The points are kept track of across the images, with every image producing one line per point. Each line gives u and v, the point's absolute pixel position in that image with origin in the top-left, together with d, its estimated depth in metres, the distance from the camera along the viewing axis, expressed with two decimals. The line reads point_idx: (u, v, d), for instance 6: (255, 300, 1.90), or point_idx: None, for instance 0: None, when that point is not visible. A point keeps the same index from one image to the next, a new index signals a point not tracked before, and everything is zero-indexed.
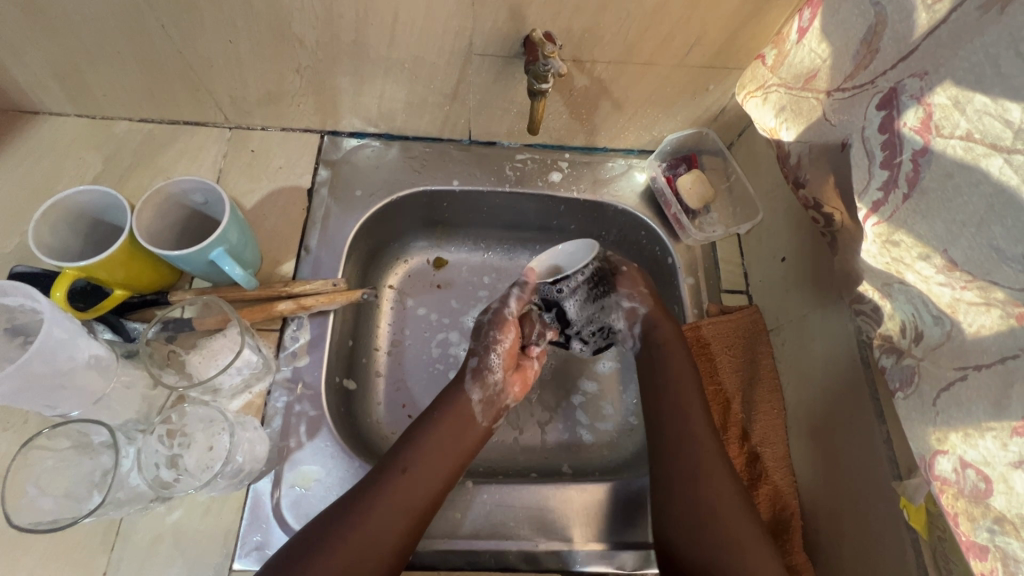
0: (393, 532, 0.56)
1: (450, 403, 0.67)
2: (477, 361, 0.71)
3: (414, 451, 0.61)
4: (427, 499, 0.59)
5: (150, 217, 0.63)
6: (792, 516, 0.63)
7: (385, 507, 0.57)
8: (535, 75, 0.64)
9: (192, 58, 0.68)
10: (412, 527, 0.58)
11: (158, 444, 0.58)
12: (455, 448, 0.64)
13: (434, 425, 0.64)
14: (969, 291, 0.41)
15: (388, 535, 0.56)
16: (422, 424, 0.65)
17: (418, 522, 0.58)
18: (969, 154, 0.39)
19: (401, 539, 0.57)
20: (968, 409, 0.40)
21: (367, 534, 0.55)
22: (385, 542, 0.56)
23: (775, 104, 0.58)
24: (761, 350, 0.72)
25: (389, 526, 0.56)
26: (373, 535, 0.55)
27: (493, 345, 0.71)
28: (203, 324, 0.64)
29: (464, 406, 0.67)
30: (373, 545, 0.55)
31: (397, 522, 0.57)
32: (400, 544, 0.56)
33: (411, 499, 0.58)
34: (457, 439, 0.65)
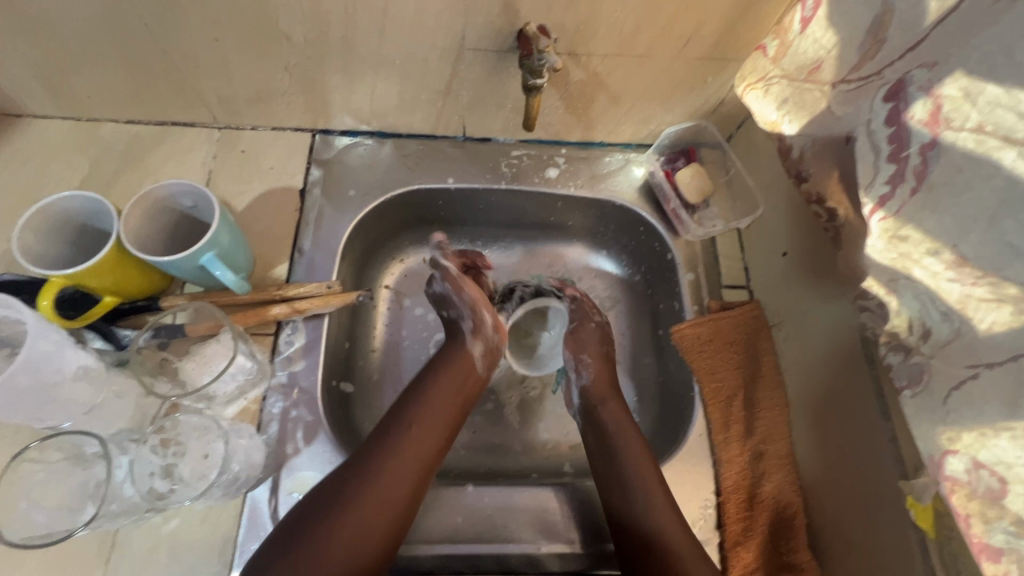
0: (404, 481, 0.58)
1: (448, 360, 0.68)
2: (471, 322, 0.71)
3: (418, 407, 0.63)
4: (432, 453, 0.61)
5: (138, 223, 0.61)
6: (795, 513, 0.63)
7: (395, 462, 0.58)
8: (531, 70, 0.61)
9: (176, 57, 0.66)
10: (422, 479, 0.59)
11: (151, 455, 0.56)
12: (454, 401, 0.66)
13: (432, 381, 0.66)
14: (980, 287, 0.40)
15: (400, 485, 0.58)
16: (421, 381, 0.66)
17: (426, 472, 0.60)
18: (980, 147, 0.38)
19: (414, 488, 0.59)
20: (980, 409, 0.39)
21: (379, 488, 0.57)
22: (398, 493, 0.57)
23: (777, 96, 0.56)
24: (763, 346, 0.71)
25: (399, 477, 0.58)
26: (385, 488, 0.57)
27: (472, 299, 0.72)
28: (195, 330, 0.63)
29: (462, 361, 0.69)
30: (385, 497, 0.57)
31: (407, 472, 0.59)
32: (411, 494, 0.58)
33: (420, 452, 0.60)
34: (457, 393, 0.66)
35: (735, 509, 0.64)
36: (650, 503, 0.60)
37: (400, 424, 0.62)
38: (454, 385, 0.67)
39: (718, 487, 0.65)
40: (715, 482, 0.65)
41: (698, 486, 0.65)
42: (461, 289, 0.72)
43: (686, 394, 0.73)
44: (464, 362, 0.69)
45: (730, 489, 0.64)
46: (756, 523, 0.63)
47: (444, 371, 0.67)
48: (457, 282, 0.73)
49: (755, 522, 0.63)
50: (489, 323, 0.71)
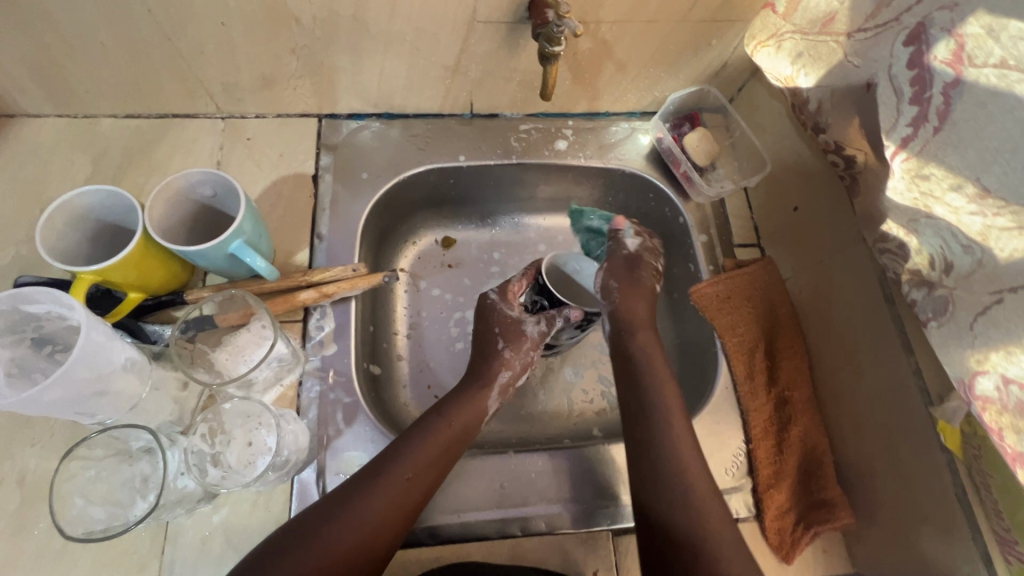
0: (373, 539, 0.55)
1: (460, 403, 0.66)
2: (508, 376, 0.70)
3: (421, 453, 0.60)
4: (411, 508, 0.58)
5: (162, 214, 0.61)
6: (823, 454, 0.66)
7: (376, 513, 0.56)
8: (548, 38, 0.62)
9: (182, 43, 0.65)
10: (397, 533, 0.57)
11: (201, 443, 0.57)
12: (454, 452, 0.63)
13: (435, 430, 0.63)
14: (1001, 217, 0.42)
15: (365, 545, 0.55)
16: (423, 427, 0.63)
17: (398, 531, 0.57)
18: (1003, 81, 0.40)
19: (377, 550, 0.55)
20: (1009, 329, 0.42)
21: (351, 536, 0.54)
22: (366, 544, 0.55)
23: (791, 51, 0.58)
24: (779, 299, 0.74)
25: (372, 529, 0.55)
26: (357, 539, 0.54)
27: (529, 364, 0.71)
28: (226, 320, 0.63)
29: (474, 410, 0.66)
30: (353, 549, 0.54)
31: (384, 523, 0.56)
32: (376, 550, 0.55)
33: (404, 506, 0.58)
34: (455, 444, 0.63)
35: (766, 455, 0.67)
36: (687, 481, 0.58)
37: (395, 470, 0.59)
38: (456, 432, 0.64)
39: (748, 436, 0.68)
40: (745, 431, 0.68)
41: (728, 437, 0.68)
42: (531, 349, 0.71)
43: (707, 351, 0.76)
44: (473, 406, 0.67)
45: (759, 436, 0.67)
46: (787, 467, 0.66)
47: (453, 421, 0.64)
48: (537, 341, 0.71)
49: (786, 466, 0.66)
50: (515, 388, 0.71)
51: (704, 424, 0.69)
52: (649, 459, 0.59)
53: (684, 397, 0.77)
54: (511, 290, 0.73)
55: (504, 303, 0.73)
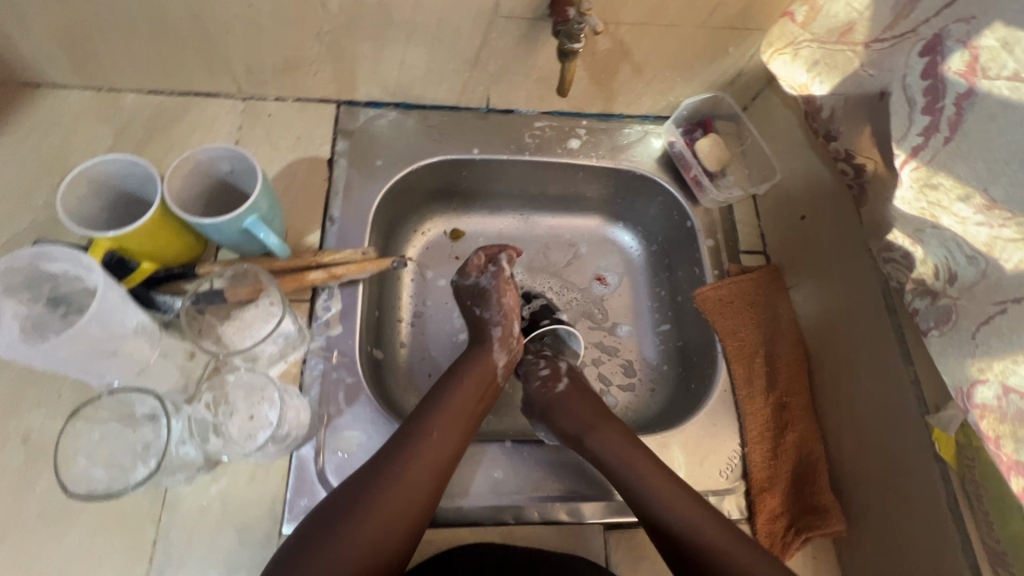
0: (419, 490, 0.58)
1: (470, 365, 0.70)
2: (500, 330, 0.74)
3: (442, 410, 0.64)
4: (449, 460, 0.62)
5: (180, 186, 0.62)
6: (817, 460, 0.67)
7: (415, 469, 0.59)
8: (568, 34, 0.62)
9: (210, 22, 0.66)
10: (438, 486, 0.60)
11: (204, 412, 0.59)
12: (469, 411, 0.66)
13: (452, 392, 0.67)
14: (1007, 229, 0.43)
15: (414, 499, 0.58)
16: (442, 391, 0.67)
17: (439, 483, 0.60)
18: (1015, 94, 0.41)
19: (425, 502, 0.59)
20: (1010, 339, 0.43)
21: (400, 492, 0.57)
22: (413, 499, 0.58)
23: (808, 59, 0.58)
24: (781, 305, 0.74)
25: (416, 484, 0.59)
26: (404, 494, 0.58)
27: (511, 310, 0.74)
28: (235, 295, 0.64)
29: (485, 371, 0.70)
30: (402, 505, 0.57)
31: (424, 478, 0.59)
32: (424, 506, 0.58)
33: (439, 458, 0.61)
34: (473, 404, 0.67)
35: (761, 458, 0.67)
36: (664, 498, 0.61)
37: (423, 428, 0.63)
38: (475, 396, 0.68)
39: (743, 439, 0.68)
40: (741, 434, 0.69)
41: (725, 440, 0.69)
42: (504, 291, 0.74)
43: (707, 354, 0.77)
44: (482, 367, 0.70)
45: (755, 439, 0.68)
46: (781, 470, 0.67)
47: (465, 383, 0.68)
48: (501, 286, 0.74)
49: (780, 470, 0.67)
50: (515, 335, 0.74)
51: (701, 425, 0.69)
52: (619, 477, 0.63)
53: (682, 396, 0.79)
54: (464, 265, 0.77)
55: (465, 278, 0.77)
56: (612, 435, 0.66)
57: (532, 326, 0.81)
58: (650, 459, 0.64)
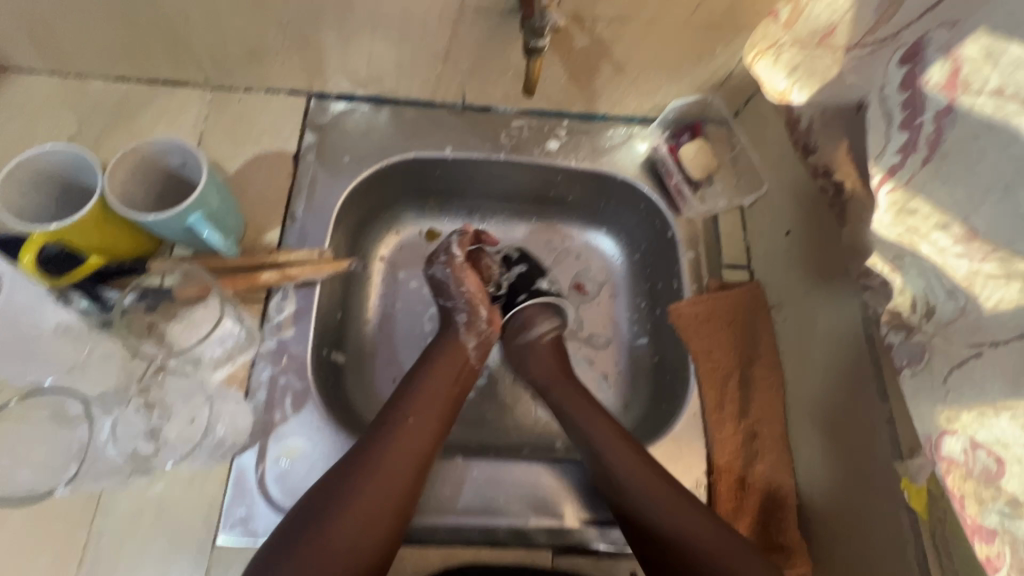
0: (400, 479, 0.57)
1: (441, 351, 0.68)
2: (466, 315, 0.71)
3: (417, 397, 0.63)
4: (429, 447, 0.60)
5: (125, 180, 0.60)
6: (787, 495, 0.62)
7: (396, 457, 0.57)
8: (532, 30, 0.59)
9: (167, 9, 0.64)
10: (420, 474, 0.58)
11: (135, 416, 0.57)
12: (446, 395, 0.65)
13: (428, 375, 0.65)
14: (988, 263, 0.38)
15: (394, 488, 0.56)
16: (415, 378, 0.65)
17: (421, 469, 0.58)
18: (999, 112, 0.36)
19: (407, 491, 0.57)
20: (984, 388, 0.38)
21: (382, 480, 0.56)
22: (397, 487, 0.56)
23: (788, 63, 0.53)
24: (761, 327, 0.70)
25: (399, 472, 0.57)
26: (386, 483, 0.56)
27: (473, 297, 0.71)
28: (183, 293, 0.61)
29: (457, 353, 0.68)
30: (387, 494, 0.55)
31: (406, 467, 0.57)
32: (409, 495, 0.57)
33: (417, 445, 0.59)
34: (450, 386, 0.66)
35: (727, 489, 0.63)
36: (641, 486, 0.59)
37: (399, 415, 0.61)
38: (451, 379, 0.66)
39: (709, 467, 0.64)
40: (707, 462, 0.65)
41: (689, 467, 0.65)
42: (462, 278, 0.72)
43: (680, 373, 0.72)
44: (455, 352, 0.68)
45: (722, 469, 0.64)
46: (746, 504, 0.62)
47: (437, 366, 0.67)
48: (459, 274, 0.72)
49: (745, 504, 0.62)
50: (483, 319, 0.71)
51: (666, 450, 0.66)
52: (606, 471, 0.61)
53: (652, 417, 0.74)
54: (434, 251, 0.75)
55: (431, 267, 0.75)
56: (604, 434, 0.64)
57: (509, 304, 0.76)
58: (654, 479, 0.59)
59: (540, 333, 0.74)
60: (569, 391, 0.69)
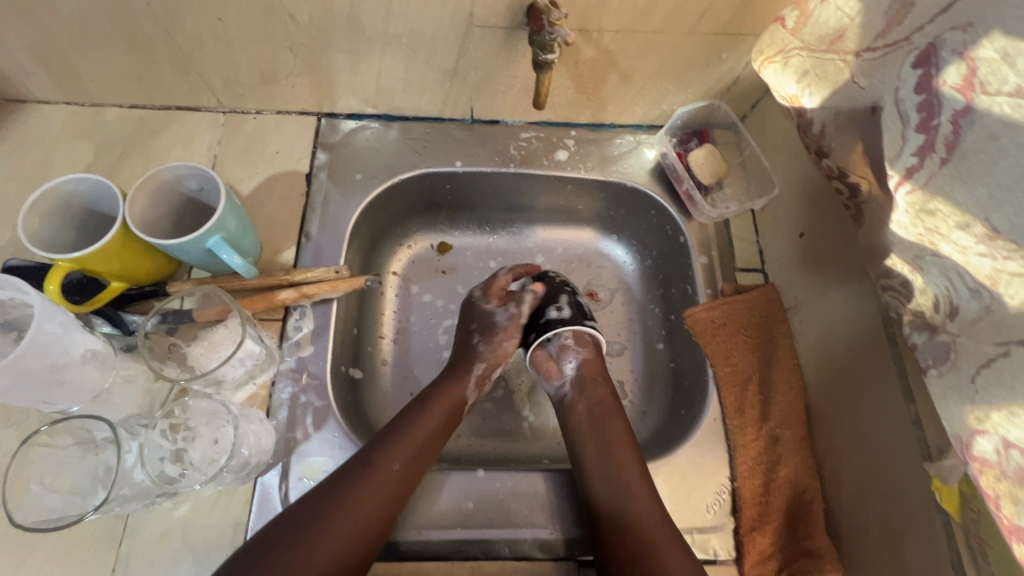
0: (371, 520, 0.56)
1: (439, 390, 0.67)
2: (481, 339, 0.72)
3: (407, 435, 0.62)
4: (400, 487, 0.59)
5: (144, 206, 0.61)
6: (813, 498, 0.62)
7: (371, 493, 0.57)
8: (541, 45, 0.60)
9: (180, 37, 0.65)
10: (392, 513, 0.58)
11: (161, 439, 0.57)
12: (433, 435, 0.64)
13: (420, 413, 0.65)
14: (1012, 261, 0.38)
15: (361, 529, 0.55)
16: (407, 415, 0.64)
17: (389, 514, 0.58)
18: (1018, 112, 0.36)
19: (372, 537, 0.56)
20: (1013, 387, 0.38)
21: (349, 521, 0.55)
22: (365, 524, 0.56)
23: (797, 68, 0.54)
24: (778, 330, 0.70)
25: (371, 508, 0.56)
26: (358, 517, 0.55)
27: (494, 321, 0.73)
28: (203, 315, 0.63)
29: (454, 392, 0.68)
30: (355, 527, 0.55)
31: (378, 502, 0.57)
32: (378, 532, 0.56)
33: (398, 483, 0.59)
34: (439, 427, 0.65)
35: (751, 494, 0.63)
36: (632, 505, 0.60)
37: (383, 452, 0.60)
38: (441, 418, 0.65)
39: (733, 473, 0.64)
40: (730, 467, 0.65)
41: (712, 473, 0.65)
42: (503, 337, 0.72)
43: (698, 378, 0.72)
44: (450, 392, 0.68)
45: (745, 474, 0.64)
46: (772, 509, 0.62)
47: (432, 409, 0.65)
48: (510, 328, 0.72)
49: (771, 509, 0.62)
50: (499, 351, 0.72)
51: (688, 456, 0.65)
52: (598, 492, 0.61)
53: (672, 423, 0.74)
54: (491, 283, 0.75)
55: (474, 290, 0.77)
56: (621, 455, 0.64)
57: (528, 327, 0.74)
58: (662, 536, 0.58)
59: (573, 364, 0.70)
60: (599, 422, 0.67)
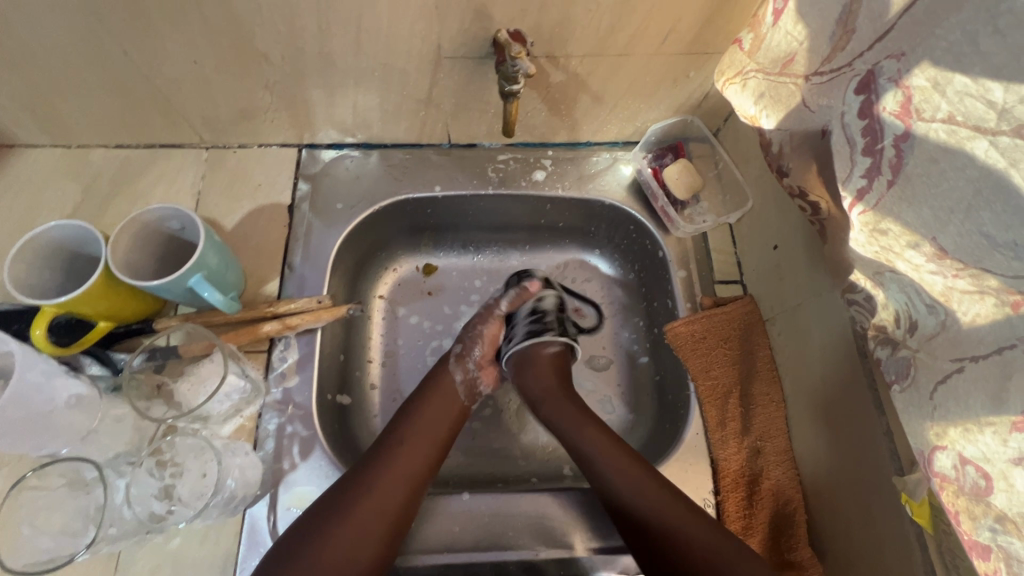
0: (396, 499, 0.61)
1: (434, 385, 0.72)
2: (461, 348, 0.76)
3: (409, 427, 0.67)
4: (423, 470, 0.64)
5: (127, 249, 0.62)
6: (795, 510, 0.62)
7: (388, 479, 0.62)
8: (505, 76, 0.61)
9: (159, 80, 0.67)
10: (412, 496, 0.62)
11: (149, 477, 0.58)
12: (441, 424, 0.68)
13: (420, 404, 0.69)
14: (962, 279, 0.39)
15: (390, 506, 0.60)
16: (408, 410, 0.69)
17: (415, 492, 0.62)
18: (952, 137, 0.37)
19: (401, 512, 0.61)
20: (967, 404, 0.38)
21: (374, 504, 0.60)
22: (389, 507, 0.60)
23: (755, 90, 0.56)
24: (757, 342, 0.70)
25: (392, 493, 0.61)
26: (381, 502, 0.60)
27: (478, 335, 0.77)
28: (189, 351, 0.64)
29: (447, 384, 0.72)
30: (380, 509, 0.60)
31: (397, 488, 0.62)
32: (403, 514, 0.61)
33: (411, 469, 0.63)
34: (442, 416, 0.69)
35: (735, 508, 0.63)
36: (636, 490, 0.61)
37: (393, 440, 0.65)
38: (443, 406, 0.70)
39: (716, 487, 0.65)
40: (714, 481, 0.65)
41: (695, 487, 0.65)
42: (481, 322, 0.78)
43: (681, 392, 0.73)
44: (444, 383, 0.72)
45: (729, 487, 0.64)
46: (756, 521, 0.63)
47: (429, 403, 0.69)
48: (485, 316, 0.78)
49: (755, 520, 0.63)
50: (473, 359, 0.75)
51: (672, 471, 0.66)
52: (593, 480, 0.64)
53: (657, 438, 0.74)
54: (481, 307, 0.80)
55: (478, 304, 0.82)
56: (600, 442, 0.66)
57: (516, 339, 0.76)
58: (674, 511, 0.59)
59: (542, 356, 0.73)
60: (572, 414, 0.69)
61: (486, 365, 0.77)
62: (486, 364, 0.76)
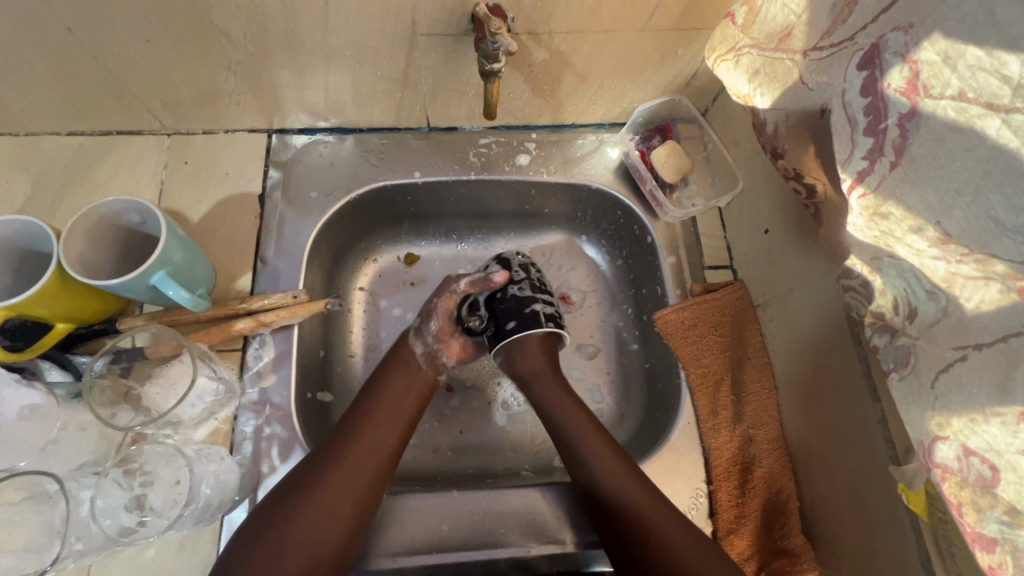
0: (365, 472, 0.59)
1: (396, 359, 0.70)
2: (418, 323, 0.74)
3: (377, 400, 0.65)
4: (391, 445, 0.62)
5: (81, 246, 0.58)
6: (788, 498, 0.62)
7: (354, 453, 0.60)
8: (485, 54, 0.58)
9: (109, 63, 0.61)
10: (381, 470, 0.60)
11: (118, 488, 0.55)
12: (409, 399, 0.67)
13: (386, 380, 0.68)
14: (966, 265, 0.38)
15: (356, 482, 0.58)
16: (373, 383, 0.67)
17: (383, 465, 0.61)
18: (962, 115, 0.36)
19: (369, 486, 0.59)
20: (971, 394, 0.37)
21: (339, 483, 0.57)
22: (357, 485, 0.58)
23: (748, 67, 0.55)
24: (748, 329, 0.69)
25: (358, 476, 0.58)
26: (347, 481, 0.58)
27: (433, 311, 0.73)
28: (158, 352, 0.60)
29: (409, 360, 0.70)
30: (345, 490, 0.57)
31: (362, 471, 0.59)
32: (365, 501, 0.58)
33: (378, 444, 0.62)
34: (407, 388, 0.68)
35: (728, 497, 0.62)
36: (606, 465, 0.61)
37: (360, 417, 0.63)
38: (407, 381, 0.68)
39: (709, 476, 0.64)
40: (706, 471, 0.64)
41: (688, 477, 0.64)
42: (436, 297, 0.73)
43: (671, 380, 0.72)
44: (406, 357, 0.70)
45: (721, 477, 0.63)
46: (749, 510, 0.62)
47: (392, 379, 0.68)
48: (442, 290, 0.74)
49: (748, 509, 0.62)
50: (430, 333, 0.73)
51: (665, 462, 0.65)
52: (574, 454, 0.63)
53: (648, 427, 0.73)
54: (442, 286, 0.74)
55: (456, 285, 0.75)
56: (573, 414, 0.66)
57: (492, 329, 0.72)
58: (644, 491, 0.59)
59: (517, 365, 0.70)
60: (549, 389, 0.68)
61: (448, 338, 0.74)
62: (447, 337, 0.74)
